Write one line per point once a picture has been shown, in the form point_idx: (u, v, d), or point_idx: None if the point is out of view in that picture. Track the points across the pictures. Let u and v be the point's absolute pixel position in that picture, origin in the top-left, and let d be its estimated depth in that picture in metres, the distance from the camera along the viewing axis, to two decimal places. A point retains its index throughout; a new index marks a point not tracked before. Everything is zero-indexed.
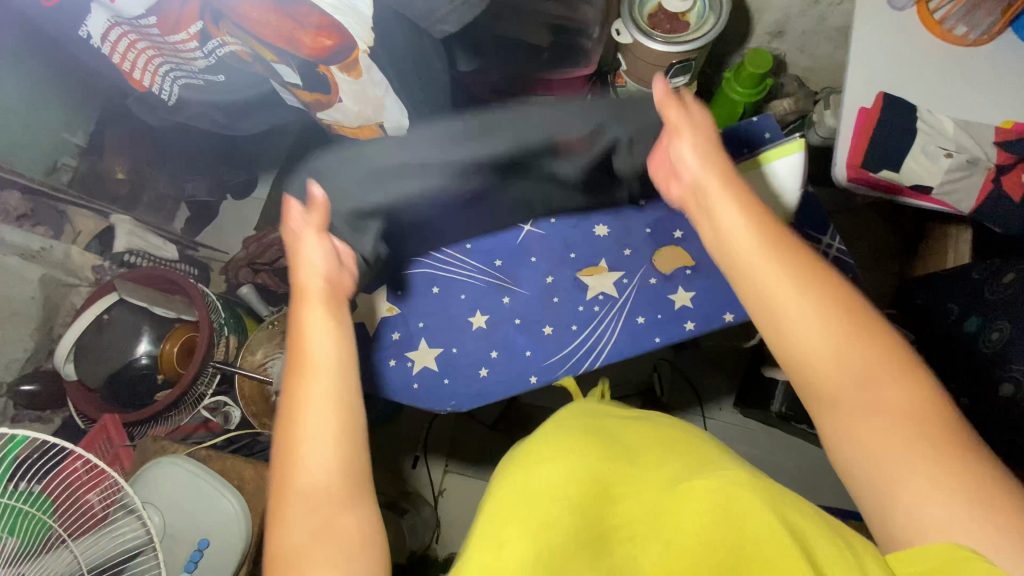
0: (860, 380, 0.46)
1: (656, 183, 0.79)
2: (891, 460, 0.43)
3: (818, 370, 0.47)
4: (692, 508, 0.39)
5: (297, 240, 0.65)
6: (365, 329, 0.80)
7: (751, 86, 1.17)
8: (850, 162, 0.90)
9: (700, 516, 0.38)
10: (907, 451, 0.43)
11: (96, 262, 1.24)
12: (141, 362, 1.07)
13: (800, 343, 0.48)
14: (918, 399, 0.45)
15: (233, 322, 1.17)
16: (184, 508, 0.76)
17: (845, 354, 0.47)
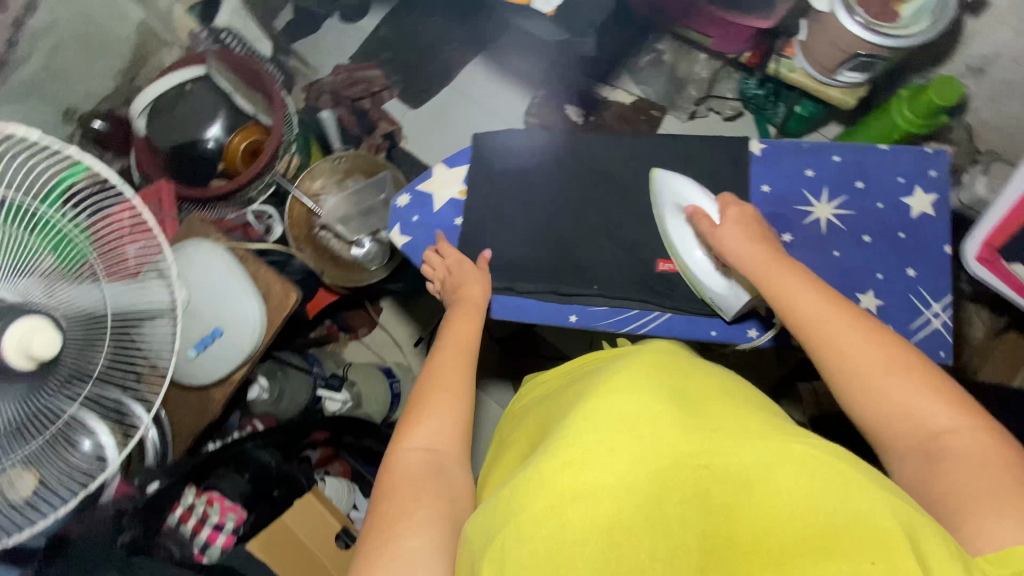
0: (916, 415, 0.46)
1: (791, 173, 0.67)
2: (964, 494, 0.41)
3: (868, 402, 0.48)
4: (796, 483, 0.35)
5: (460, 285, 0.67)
6: (430, 201, 0.75)
7: (924, 116, 1.04)
8: (988, 241, 0.83)
9: (806, 489, 0.35)
10: (973, 490, 0.41)
11: (193, 29, 1.20)
12: (208, 146, 1.07)
13: (852, 367, 0.49)
14: (975, 438, 0.44)
15: (302, 144, 1.15)
16: (210, 294, 0.78)
17: (904, 387, 0.47)
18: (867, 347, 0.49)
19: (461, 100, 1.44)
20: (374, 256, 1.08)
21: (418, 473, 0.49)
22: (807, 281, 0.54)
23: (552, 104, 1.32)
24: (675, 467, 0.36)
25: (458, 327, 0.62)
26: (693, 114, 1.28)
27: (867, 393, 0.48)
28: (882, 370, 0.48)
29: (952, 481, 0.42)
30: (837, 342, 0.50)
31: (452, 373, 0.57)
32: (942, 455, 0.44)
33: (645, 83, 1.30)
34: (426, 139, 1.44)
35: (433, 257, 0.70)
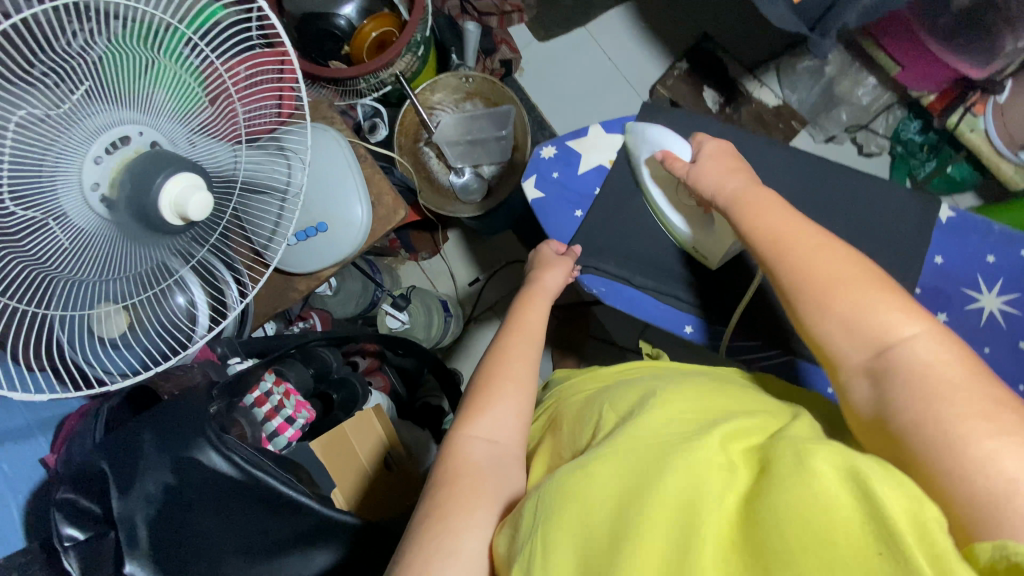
0: (864, 317, 0.43)
1: (969, 254, 0.63)
2: (919, 400, 0.37)
3: (825, 308, 0.44)
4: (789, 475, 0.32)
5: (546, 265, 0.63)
6: (574, 163, 0.71)
7: None
8: None
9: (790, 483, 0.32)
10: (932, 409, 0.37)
11: None
12: (338, 23, 0.99)
13: (820, 285, 0.44)
14: (935, 351, 0.39)
15: (427, 46, 1.08)
16: (324, 187, 0.75)
17: (853, 296, 0.43)
18: (833, 262, 0.46)
19: (590, 47, 1.34)
20: (471, 189, 1.05)
21: (485, 467, 0.44)
22: (782, 212, 0.51)
23: (688, 83, 1.23)
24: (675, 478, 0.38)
25: (526, 316, 0.56)
26: (831, 137, 1.19)
27: (823, 303, 0.44)
28: (837, 280, 0.45)
29: (901, 400, 0.38)
30: (797, 255, 0.47)
31: (521, 363, 0.51)
32: (889, 369, 0.40)
33: (793, 89, 1.20)
34: (544, 79, 1.35)
35: (548, 254, 0.64)
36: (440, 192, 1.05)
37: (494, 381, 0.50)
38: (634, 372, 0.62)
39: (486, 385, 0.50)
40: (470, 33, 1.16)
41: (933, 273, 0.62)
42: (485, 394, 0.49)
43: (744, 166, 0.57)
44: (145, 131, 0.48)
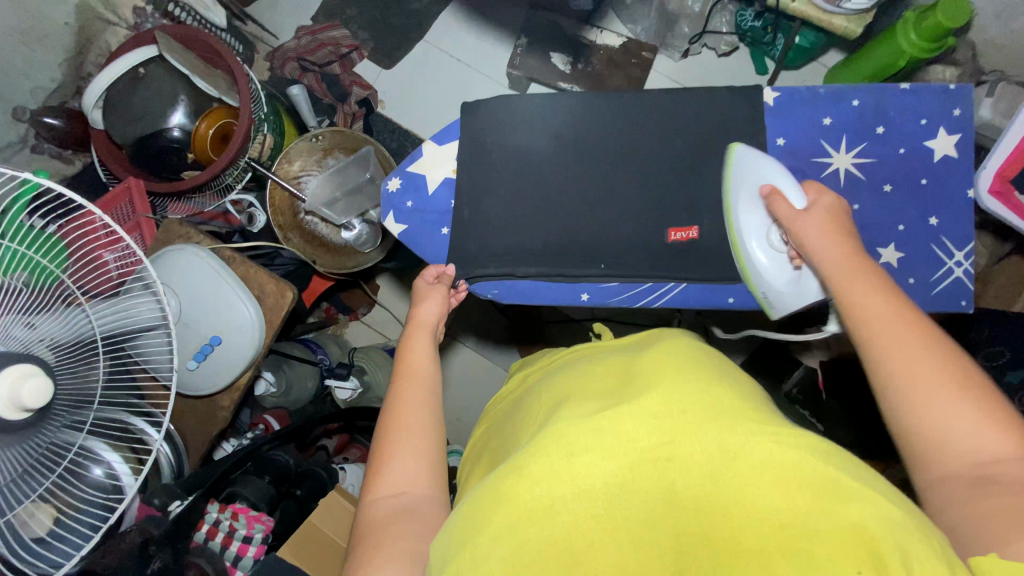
0: (955, 433, 0.39)
1: (808, 123, 0.63)
2: (996, 523, 0.34)
3: (923, 415, 0.40)
4: (766, 472, 0.33)
5: (420, 296, 0.63)
6: (424, 184, 0.70)
7: (931, 39, 0.99)
8: (1000, 172, 0.86)
9: (774, 483, 0.33)
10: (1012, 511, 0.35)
11: (137, 4, 1.06)
12: (173, 134, 0.98)
13: (907, 382, 0.41)
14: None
15: (273, 120, 1.07)
16: (203, 303, 0.74)
17: (942, 401, 0.39)
18: (927, 359, 0.41)
19: (436, 56, 1.34)
20: (366, 239, 1.03)
21: (394, 520, 0.44)
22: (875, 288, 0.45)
23: (536, 55, 1.24)
24: (644, 465, 0.34)
25: (409, 360, 0.56)
26: (686, 52, 1.21)
27: (916, 417, 0.40)
28: (940, 379, 0.40)
29: (982, 504, 0.36)
30: (876, 351, 0.43)
31: (412, 407, 0.51)
32: (987, 484, 0.37)
33: (634, 21, 1.21)
34: (406, 103, 1.34)
35: (423, 285, 0.64)
36: (340, 253, 1.06)
37: (391, 431, 0.50)
38: (553, 364, 0.62)
39: (384, 437, 0.50)
40: (299, 100, 1.16)
41: (782, 154, 0.63)
42: (388, 446, 0.49)
43: (855, 233, 0.51)
44: None
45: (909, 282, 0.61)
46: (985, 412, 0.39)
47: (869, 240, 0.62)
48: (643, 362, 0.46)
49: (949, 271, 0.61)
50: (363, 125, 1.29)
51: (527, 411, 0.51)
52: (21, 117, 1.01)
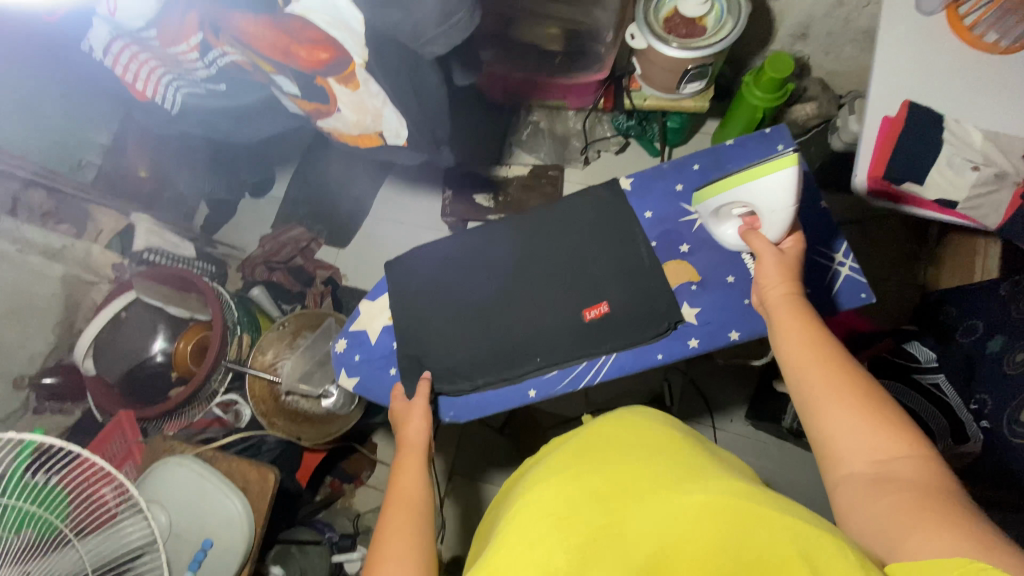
0: (853, 436, 0.47)
1: (663, 194, 0.77)
2: (890, 521, 0.42)
3: (829, 426, 0.49)
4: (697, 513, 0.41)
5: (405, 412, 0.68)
6: (366, 336, 0.78)
7: (772, 90, 1.16)
8: (872, 173, 0.91)
9: (698, 522, 0.41)
10: (909, 511, 0.42)
11: (115, 260, 1.25)
12: (156, 359, 1.10)
13: (815, 401, 0.50)
14: (915, 467, 0.45)
15: (246, 321, 1.19)
16: (191, 509, 0.77)
17: (842, 415, 0.48)
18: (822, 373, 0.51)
19: (383, 226, 1.53)
20: (343, 403, 1.09)
21: None
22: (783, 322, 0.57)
23: (462, 199, 1.39)
24: (599, 542, 0.41)
25: (401, 487, 0.56)
26: (586, 160, 1.41)
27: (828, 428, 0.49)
28: (830, 393, 0.49)
29: (888, 503, 0.43)
30: (796, 376, 0.53)
31: (405, 531, 0.51)
32: (886, 483, 0.44)
33: (536, 151, 1.40)
34: (366, 270, 1.51)
35: (401, 404, 0.70)
36: (324, 421, 1.12)
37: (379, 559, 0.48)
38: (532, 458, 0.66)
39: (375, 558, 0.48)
40: (262, 297, 1.31)
41: (652, 225, 0.75)
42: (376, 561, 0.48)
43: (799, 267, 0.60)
44: None
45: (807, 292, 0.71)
46: (874, 419, 0.47)
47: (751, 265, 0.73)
48: (594, 460, 0.52)
49: (837, 272, 0.71)
50: (330, 300, 1.41)
51: (500, 512, 0.59)
52: (22, 385, 1.11)
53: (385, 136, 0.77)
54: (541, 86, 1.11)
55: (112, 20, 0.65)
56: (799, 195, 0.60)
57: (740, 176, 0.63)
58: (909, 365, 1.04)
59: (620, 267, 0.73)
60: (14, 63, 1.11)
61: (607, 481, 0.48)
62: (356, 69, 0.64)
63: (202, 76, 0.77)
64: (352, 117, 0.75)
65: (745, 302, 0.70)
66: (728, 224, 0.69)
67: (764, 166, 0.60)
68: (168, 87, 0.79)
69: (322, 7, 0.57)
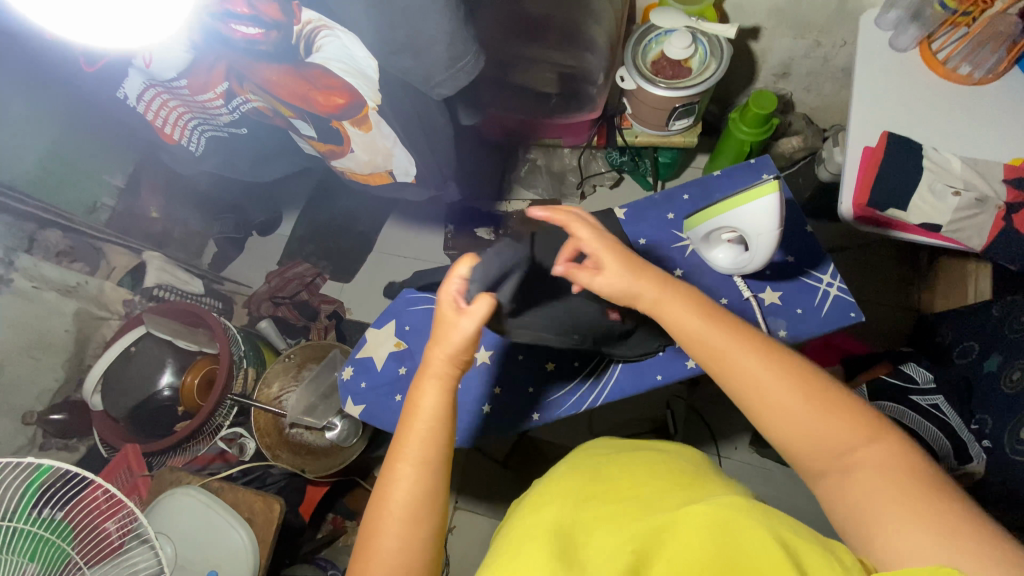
0: (869, 483, 0.46)
1: (656, 222, 0.80)
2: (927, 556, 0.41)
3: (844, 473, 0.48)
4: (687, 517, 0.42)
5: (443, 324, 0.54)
6: (372, 363, 0.81)
7: (757, 125, 1.22)
8: (855, 201, 0.95)
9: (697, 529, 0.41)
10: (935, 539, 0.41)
11: (127, 296, 1.28)
12: (163, 394, 1.11)
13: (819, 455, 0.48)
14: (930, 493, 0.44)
15: (252, 354, 1.21)
16: (198, 540, 0.77)
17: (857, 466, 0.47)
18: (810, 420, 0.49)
19: (386, 260, 1.57)
20: (346, 434, 1.10)
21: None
22: (743, 349, 0.53)
23: (463, 233, 1.43)
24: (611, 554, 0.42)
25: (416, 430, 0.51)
26: (581, 195, 1.46)
27: (819, 459, 0.49)
28: (830, 444, 0.48)
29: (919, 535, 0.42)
30: (787, 433, 0.50)
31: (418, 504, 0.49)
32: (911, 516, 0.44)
33: (534, 186, 1.44)
34: (370, 304, 1.54)
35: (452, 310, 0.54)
36: (328, 455, 1.13)
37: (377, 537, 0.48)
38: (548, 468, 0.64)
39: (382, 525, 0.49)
40: (268, 330, 1.34)
41: (646, 251, 0.79)
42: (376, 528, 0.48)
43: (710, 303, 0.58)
44: None
45: (799, 312, 0.73)
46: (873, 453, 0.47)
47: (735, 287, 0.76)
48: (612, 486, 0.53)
49: (826, 293, 0.73)
50: (335, 333, 1.44)
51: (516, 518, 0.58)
52: (29, 421, 1.13)
53: (393, 172, 0.85)
54: (538, 125, 1.17)
55: (147, 70, 0.70)
56: (781, 218, 0.63)
57: (727, 202, 0.65)
58: (907, 386, 1.02)
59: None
60: (40, 112, 1.18)
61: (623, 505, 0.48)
62: (369, 112, 0.70)
63: (226, 121, 0.83)
64: (364, 156, 0.81)
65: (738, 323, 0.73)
66: (718, 248, 0.72)
67: (748, 193, 0.63)
68: (194, 131, 0.85)
69: (340, 57, 0.62)
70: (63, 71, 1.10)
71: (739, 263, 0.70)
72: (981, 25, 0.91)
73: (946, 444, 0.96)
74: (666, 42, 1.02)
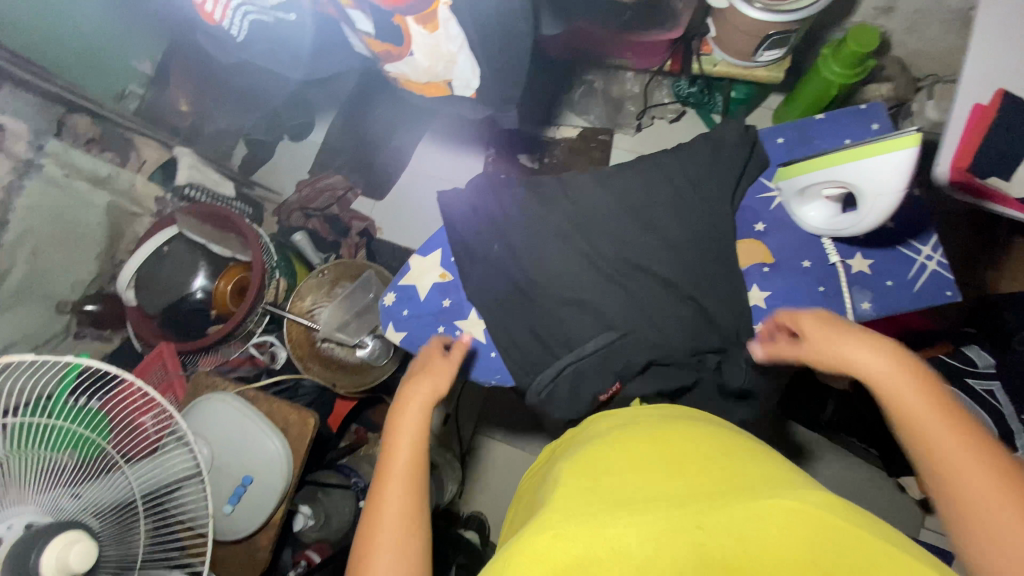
0: (964, 478, 0.44)
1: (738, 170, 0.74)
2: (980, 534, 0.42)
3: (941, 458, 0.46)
4: (773, 524, 0.33)
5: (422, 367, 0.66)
6: (416, 292, 0.78)
7: (851, 66, 1.08)
8: (956, 163, 0.85)
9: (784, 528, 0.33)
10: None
11: (158, 194, 1.26)
12: (197, 296, 1.10)
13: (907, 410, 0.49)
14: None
15: (284, 266, 1.18)
16: (233, 446, 0.79)
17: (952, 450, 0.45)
18: (927, 403, 0.48)
19: (422, 181, 1.49)
20: (378, 353, 1.10)
21: None
22: (863, 345, 0.54)
23: (505, 159, 1.35)
24: (672, 531, 0.33)
25: (400, 426, 0.59)
26: (638, 127, 1.34)
27: (909, 405, 0.49)
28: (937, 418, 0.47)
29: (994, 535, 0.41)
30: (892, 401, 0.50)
31: (402, 484, 0.55)
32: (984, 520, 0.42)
33: (585, 113, 1.34)
34: (401, 224, 1.48)
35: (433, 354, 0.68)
36: (357, 372, 1.13)
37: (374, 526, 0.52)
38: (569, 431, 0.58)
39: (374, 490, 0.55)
40: (303, 243, 1.32)
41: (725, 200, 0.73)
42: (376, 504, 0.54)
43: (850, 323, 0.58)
44: (14, 521, 0.50)
45: (887, 285, 0.69)
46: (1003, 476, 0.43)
47: (822, 251, 0.71)
48: (653, 448, 0.43)
49: (922, 266, 0.69)
50: (365, 252, 1.40)
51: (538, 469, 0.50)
52: (65, 310, 1.14)
53: (452, 86, 0.75)
54: (601, 45, 1.06)
55: None
56: (908, 179, 0.56)
57: (838, 155, 0.60)
58: (964, 368, 0.96)
59: (696, 240, 0.70)
60: None
61: (682, 480, 0.38)
62: (440, 6, 0.63)
63: (273, 4, 0.75)
64: (424, 62, 0.71)
65: (820, 290, 0.69)
66: (814, 205, 0.67)
67: (871, 145, 0.56)
68: (237, 11, 0.75)
69: None
70: None
71: (835, 225, 0.65)
72: None
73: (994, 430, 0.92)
74: None
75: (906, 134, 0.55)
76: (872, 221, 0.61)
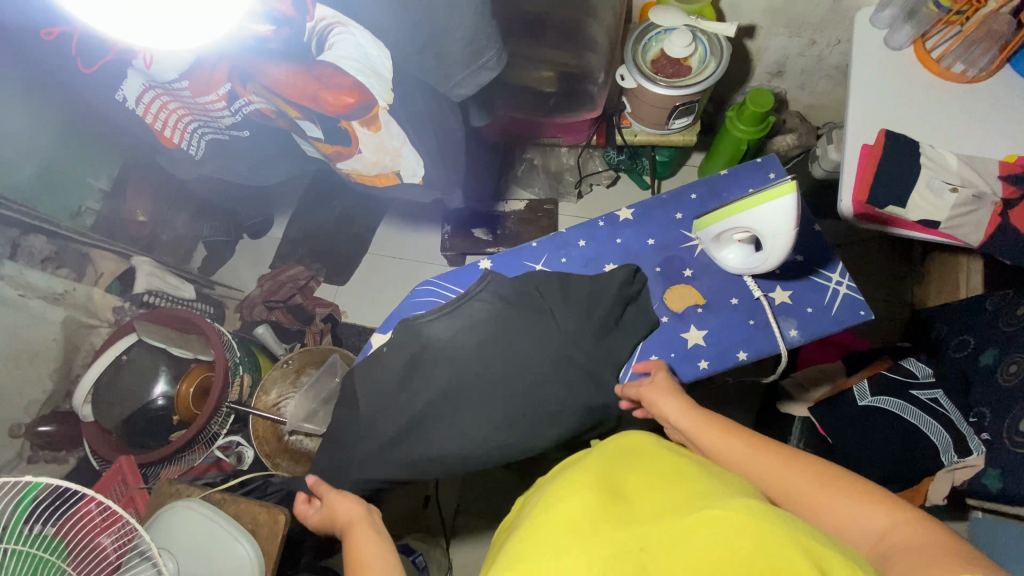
0: (844, 517, 0.49)
1: (664, 223, 0.83)
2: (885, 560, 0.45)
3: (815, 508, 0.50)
4: (704, 529, 0.38)
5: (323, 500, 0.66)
6: None
7: (754, 124, 1.22)
8: (856, 198, 0.94)
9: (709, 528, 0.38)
10: (916, 558, 0.43)
11: (116, 304, 1.25)
12: (158, 403, 1.08)
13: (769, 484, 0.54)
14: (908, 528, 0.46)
15: (248, 360, 1.18)
16: (200, 556, 0.75)
17: (818, 497, 0.50)
18: (784, 470, 0.53)
19: (382, 262, 1.54)
20: None
21: None
22: (715, 434, 0.60)
23: (461, 234, 1.42)
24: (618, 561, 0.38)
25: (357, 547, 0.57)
26: (578, 194, 1.46)
27: (768, 474, 0.54)
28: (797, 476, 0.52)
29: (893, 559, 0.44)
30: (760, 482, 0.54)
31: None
32: (890, 553, 0.45)
33: (530, 186, 1.46)
34: (365, 306, 1.51)
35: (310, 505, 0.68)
36: None
37: None
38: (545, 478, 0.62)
39: None
40: (266, 335, 1.33)
41: (655, 252, 0.81)
42: None
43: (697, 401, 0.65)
44: None
45: (808, 312, 0.76)
46: (859, 497, 0.49)
47: (746, 288, 0.78)
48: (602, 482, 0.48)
49: (835, 291, 0.76)
50: (331, 337, 1.41)
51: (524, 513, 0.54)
52: (16, 435, 1.09)
53: (401, 174, 0.85)
54: (534, 126, 1.17)
55: (146, 71, 0.69)
56: (797, 217, 0.65)
57: (743, 203, 0.68)
58: (907, 381, 1.01)
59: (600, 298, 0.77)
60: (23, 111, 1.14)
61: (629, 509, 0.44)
62: (380, 112, 0.71)
63: (227, 124, 0.81)
64: (371, 156, 0.81)
65: (751, 322, 0.76)
66: (729, 248, 0.75)
67: (768, 192, 0.65)
68: (194, 134, 0.84)
69: (353, 56, 0.63)
70: (46, 69, 1.06)
71: (749, 264, 0.73)
72: (975, 24, 0.93)
73: (947, 440, 0.95)
74: (666, 40, 1.01)
75: (783, 182, 0.65)
76: (779, 258, 0.69)
